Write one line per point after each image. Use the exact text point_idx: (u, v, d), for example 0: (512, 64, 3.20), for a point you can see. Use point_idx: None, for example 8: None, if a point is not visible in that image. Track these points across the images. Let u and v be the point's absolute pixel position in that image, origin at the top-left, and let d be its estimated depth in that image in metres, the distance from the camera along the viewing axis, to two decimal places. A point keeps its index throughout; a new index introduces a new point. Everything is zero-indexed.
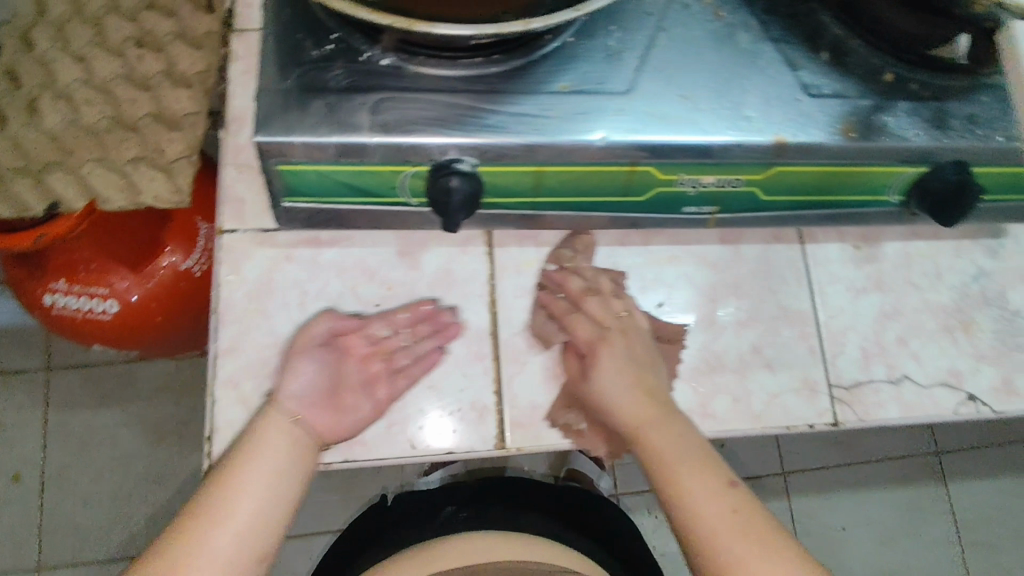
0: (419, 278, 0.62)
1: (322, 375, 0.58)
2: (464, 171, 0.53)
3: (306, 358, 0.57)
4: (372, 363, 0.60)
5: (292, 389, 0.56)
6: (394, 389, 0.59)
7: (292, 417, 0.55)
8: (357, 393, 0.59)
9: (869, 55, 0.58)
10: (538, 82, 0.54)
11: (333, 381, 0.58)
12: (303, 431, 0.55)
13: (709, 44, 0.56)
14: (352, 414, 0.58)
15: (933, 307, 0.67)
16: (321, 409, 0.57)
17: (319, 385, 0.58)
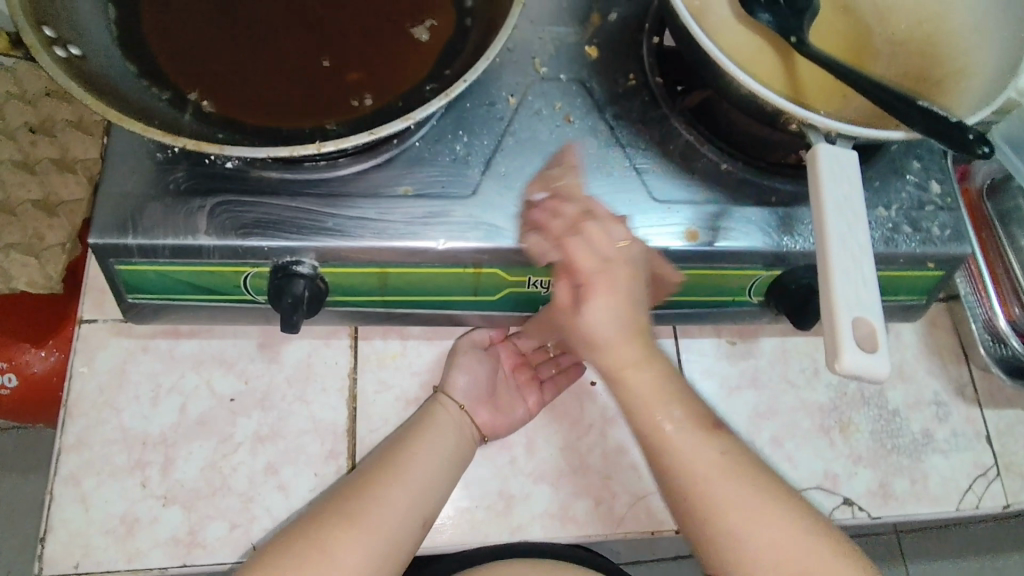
0: (278, 372, 0.61)
1: (484, 377, 0.63)
2: (305, 273, 0.53)
3: (466, 361, 0.62)
4: (523, 375, 0.65)
5: (459, 387, 0.61)
6: (542, 399, 0.63)
7: (460, 408, 0.61)
8: (513, 398, 0.63)
9: (717, 160, 0.59)
10: (382, 185, 0.55)
11: (489, 381, 0.63)
12: (468, 421, 0.60)
13: (557, 149, 0.58)
14: (510, 413, 0.62)
15: (810, 406, 0.66)
16: (483, 407, 0.62)
17: (481, 385, 0.63)
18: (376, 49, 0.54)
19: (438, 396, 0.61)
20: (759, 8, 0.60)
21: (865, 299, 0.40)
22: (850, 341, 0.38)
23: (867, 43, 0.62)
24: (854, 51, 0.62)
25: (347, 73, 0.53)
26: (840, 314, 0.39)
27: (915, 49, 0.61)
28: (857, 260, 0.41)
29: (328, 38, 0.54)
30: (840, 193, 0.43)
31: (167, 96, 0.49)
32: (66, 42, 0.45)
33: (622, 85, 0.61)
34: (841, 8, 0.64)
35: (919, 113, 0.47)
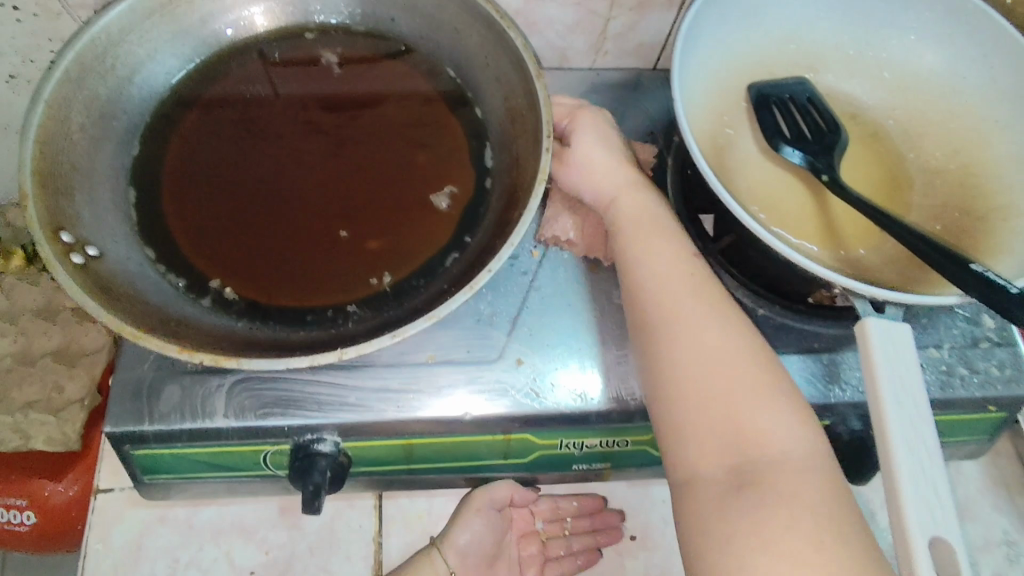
0: (300, 539, 0.58)
1: (487, 544, 0.58)
2: (326, 450, 0.51)
3: (473, 519, 0.56)
4: (530, 544, 0.61)
5: (458, 544, 0.56)
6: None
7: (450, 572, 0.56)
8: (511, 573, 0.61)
9: (754, 303, 0.56)
10: (406, 352, 0.53)
11: (493, 549, 0.59)
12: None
13: (584, 301, 0.56)
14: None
15: None
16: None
17: (482, 547, 0.58)
18: (398, 217, 0.53)
19: (434, 549, 0.56)
20: (786, 144, 0.58)
21: (939, 515, 0.36)
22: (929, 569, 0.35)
23: (902, 173, 0.60)
24: (890, 182, 0.59)
25: (369, 243, 0.51)
26: (915, 539, 0.35)
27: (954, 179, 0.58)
28: (926, 466, 0.38)
29: (349, 205, 0.53)
30: (898, 383, 0.40)
31: (185, 285, 0.48)
32: (84, 243, 0.44)
33: None
34: (871, 135, 0.62)
35: (974, 280, 0.44)
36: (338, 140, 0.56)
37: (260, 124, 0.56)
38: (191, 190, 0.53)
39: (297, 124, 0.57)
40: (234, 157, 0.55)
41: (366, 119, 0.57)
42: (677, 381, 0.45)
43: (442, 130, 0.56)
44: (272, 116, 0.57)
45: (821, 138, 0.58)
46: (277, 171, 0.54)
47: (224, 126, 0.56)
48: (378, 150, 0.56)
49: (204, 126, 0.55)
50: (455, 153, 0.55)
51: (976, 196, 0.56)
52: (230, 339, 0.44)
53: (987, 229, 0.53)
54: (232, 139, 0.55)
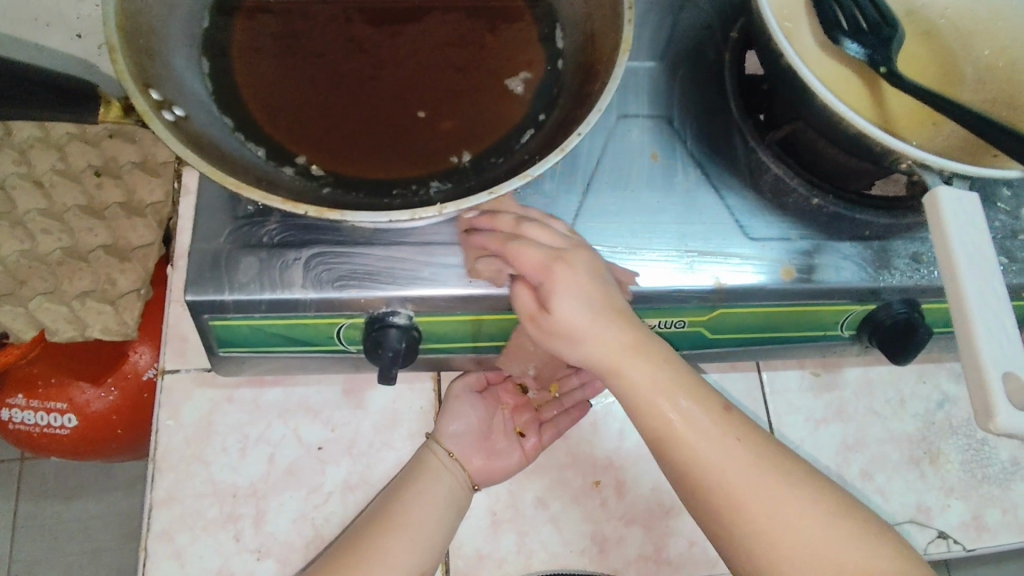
0: (364, 419, 0.61)
1: (476, 420, 0.61)
2: (401, 323, 0.53)
3: (461, 405, 0.61)
4: (523, 412, 0.62)
5: (450, 432, 0.60)
6: (542, 438, 0.61)
7: (451, 456, 0.58)
8: (509, 440, 0.61)
9: (809, 195, 0.58)
10: (475, 233, 0.54)
11: (484, 424, 0.61)
12: (460, 469, 0.58)
13: (646, 187, 0.57)
14: (505, 459, 0.60)
15: (899, 437, 0.65)
16: (477, 453, 0.59)
17: (475, 428, 0.60)
18: (468, 97, 0.52)
19: (430, 440, 0.59)
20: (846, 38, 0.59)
21: (1012, 352, 0.39)
22: (1004, 399, 0.38)
23: (955, 70, 0.61)
24: (942, 81, 0.61)
25: (443, 120, 0.51)
26: (990, 372, 0.38)
27: (1005, 76, 0.60)
28: (999, 313, 0.40)
29: (417, 86, 0.53)
30: (969, 241, 0.42)
31: (267, 154, 0.48)
32: (171, 104, 0.44)
33: (704, 119, 0.60)
34: (924, 33, 0.63)
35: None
36: (400, 25, 0.55)
37: (307, 19, 0.55)
38: (258, 75, 0.52)
39: (342, 8, 0.56)
40: (293, 48, 0.54)
41: (422, 1, 0.56)
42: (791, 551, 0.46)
43: (506, 12, 0.56)
44: (320, 11, 0.55)
45: (877, 32, 0.59)
46: (341, 57, 0.54)
47: (273, 22, 0.55)
48: (441, 33, 0.55)
49: (256, 21, 0.55)
50: (522, 34, 0.55)
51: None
52: (325, 200, 0.45)
53: None
54: (288, 32, 0.55)
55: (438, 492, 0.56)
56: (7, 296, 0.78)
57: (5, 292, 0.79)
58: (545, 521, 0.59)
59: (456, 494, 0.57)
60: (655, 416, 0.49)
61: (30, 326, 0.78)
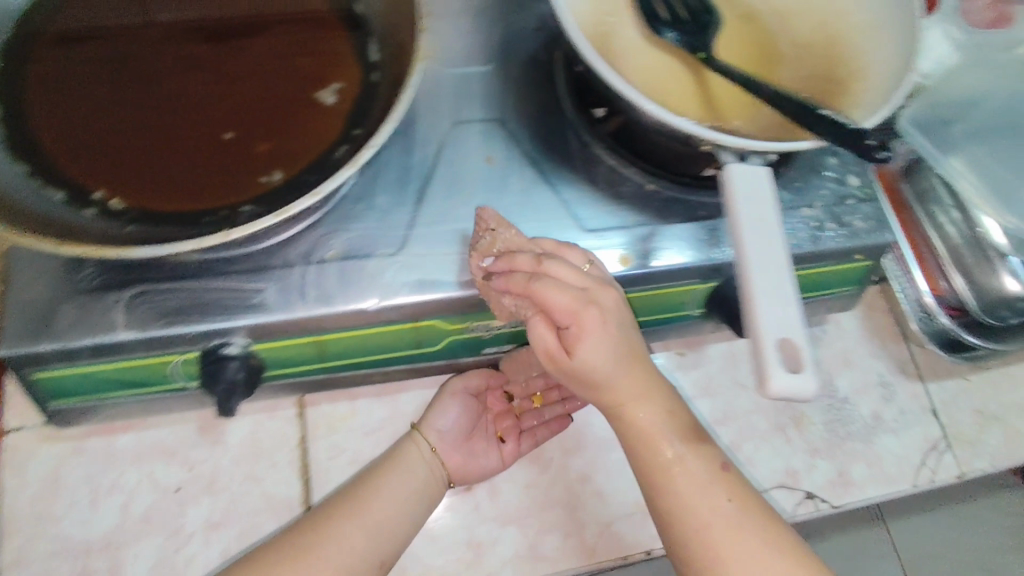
0: (224, 454, 0.59)
1: (465, 420, 0.61)
2: (234, 353, 0.52)
3: (450, 405, 0.61)
4: (503, 420, 0.63)
5: (437, 427, 0.60)
6: (519, 446, 0.62)
7: (431, 450, 0.59)
8: (487, 444, 0.61)
9: (643, 181, 0.60)
10: (305, 254, 0.54)
11: (469, 425, 0.61)
12: (437, 465, 0.59)
13: (480, 190, 0.57)
14: (482, 461, 0.60)
15: (763, 406, 0.67)
16: (459, 451, 0.60)
17: (462, 429, 0.61)
18: (284, 118, 0.52)
19: (415, 434, 0.60)
20: (663, 28, 0.61)
21: (786, 317, 0.40)
22: (776, 361, 0.39)
23: (773, 50, 0.64)
24: (762, 61, 0.63)
25: (256, 143, 0.51)
26: (766, 336, 0.40)
27: (819, 48, 0.62)
28: (778, 281, 0.41)
29: (232, 111, 0.52)
30: (753, 212, 0.44)
31: (65, 195, 0.46)
32: None
33: (538, 116, 0.61)
34: (744, 15, 0.65)
35: (826, 120, 0.48)
36: (214, 50, 0.54)
37: (127, 44, 0.54)
38: (60, 109, 0.50)
39: (170, 34, 0.54)
40: (110, 79, 0.52)
41: (243, 25, 0.56)
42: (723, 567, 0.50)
43: (325, 31, 0.55)
44: (143, 40, 0.54)
45: (696, 21, 0.62)
46: (151, 86, 0.52)
47: (91, 50, 0.53)
48: (258, 56, 0.54)
49: (70, 52, 0.53)
50: (339, 50, 0.55)
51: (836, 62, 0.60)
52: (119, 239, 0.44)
53: (846, 91, 0.58)
54: (102, 62, 0.53)
55: (415, 482, 0.57)
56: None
57: None
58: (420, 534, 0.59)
59: (429, 488, 0.57)
60: (647, 443, 0.53)
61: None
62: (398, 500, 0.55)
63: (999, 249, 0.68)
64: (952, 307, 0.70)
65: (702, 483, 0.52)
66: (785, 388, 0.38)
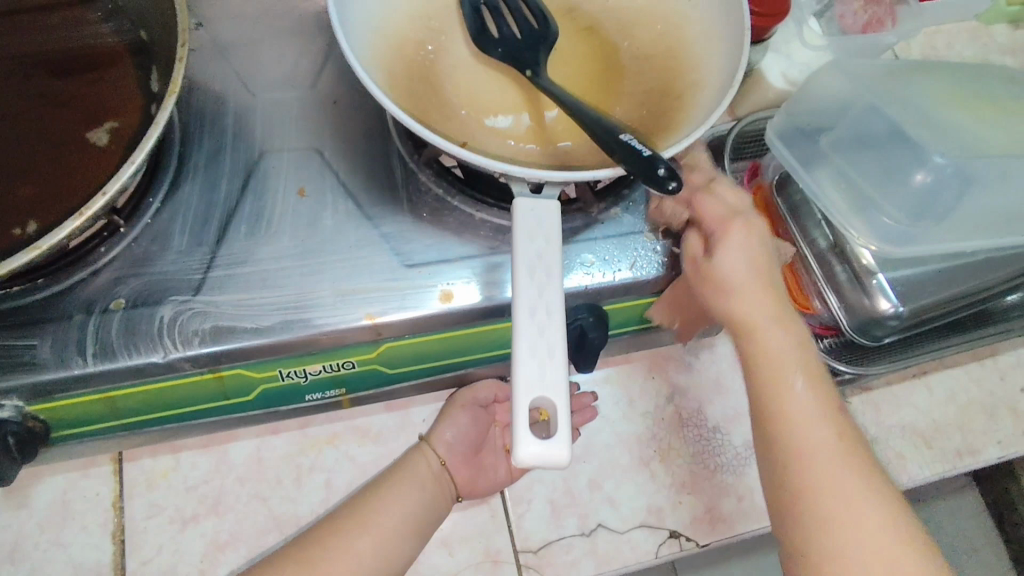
0: (26, 519, 0.54)
1: (473, 434, 0.61)
2: (1, 416, 0.47)
3: (461, 415, 0.60)
4: (513, 432, 0.64)
5: (444, 439, 0.60)
6: (524, 461, 0.60)
7: (440, 463, 0.58)
8: (497, 457, 0.62)
9: (473, 210, 0.56)
10: (87, 304, 0.49)
11: (476, 438, 0.61)
12: (448, 478, 0.58)
13: (289, 227, 0.54)
14: (492, 473, 0.60)
15: (628, 439, 0.63)
16: (465, 465, 0.59)
17: (467, 443, 0.60)
18: (54, 159, 0.48)
19: (422, 446, 0.59)
20: (490, 45, 0.57)
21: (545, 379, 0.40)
22: (527, 428, 0.39)
23: (616, 64, 0.60)
24: (603, 75, 0.59)
25: (16, 187, 0.47)
26: (523, 399, 0.40)
27: (660, 59, 0.58)
28: (540, 327, 0.41)
29: (6, 150, 0.48)
30: (534, 255, 0.42)
31: None
32: None
33: (361, 145, 0.57)
34: (588, 28, 0.62)
35: (622, 149, 0.45)
36: (13, 82, 0.50)
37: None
38: None
39: None
40: None
41: (52, 61, 0.51)
42: (813, 497, 0.48)
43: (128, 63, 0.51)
44: None
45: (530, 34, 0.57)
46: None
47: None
48: (61, 90, 0.50)
49: None
50: (132, 83, 0.50)
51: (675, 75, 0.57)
52: None
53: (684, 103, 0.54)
54: None
55: (426, 482, 0.56)
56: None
57: None
58: None
59: (439, 498, 0.56)
60: (772, 375, 0.51)
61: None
62: (410, 497, 0.54)
63: (868, 267, 0.65)
64: (824, 326, 0.68)
65: (810, 412, 0.50)
66: (534, 456, 0.39)
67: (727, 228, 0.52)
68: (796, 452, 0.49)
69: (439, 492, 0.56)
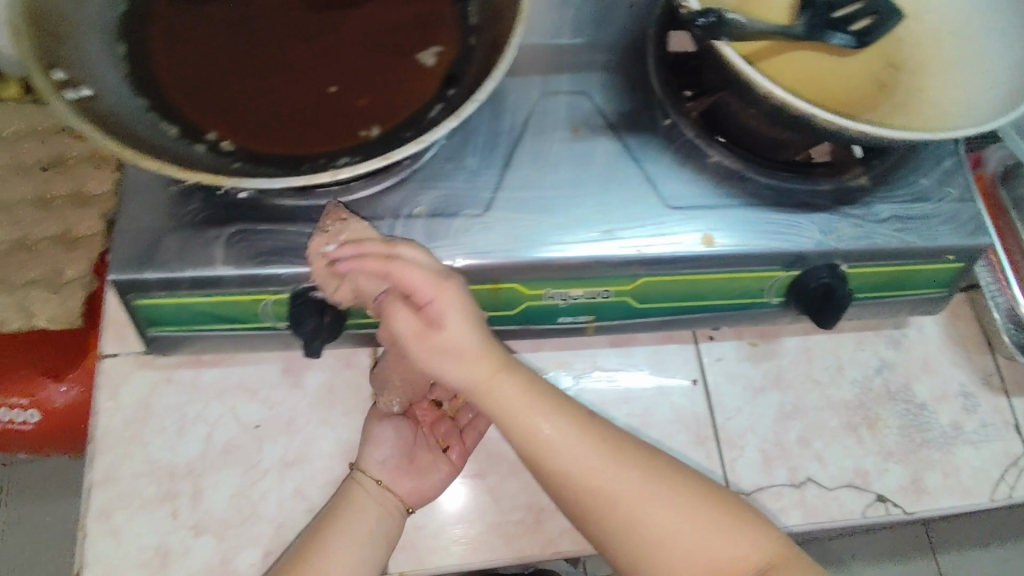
0: (301, 396, 0.62)
1: (400, 444, 0.60)
2: (323, 298, 0.53)
3: (383, 429, 0.60)
4: (441, 425, 0.63)
5: (376, 459, 0.59)
6: (467, 445, 0.61)
7: (379, 485, 0.58)
8: (434, 455, 0.61)
9: (732, 158, 0.59)
10: (397, 209, 0.55)
11: (407, 444, 0.61)
12: (392, 495, 0.58)
13: (566, 157, 0.58)
14: (434, 475, 0.60)
15: (836, 404, 0.66)
16: (404, 476, 0.59)
17: (399, 455, 0.60)
18: (383, 76, 0.53)
19: (353, 473, 0.58)
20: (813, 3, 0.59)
21: None
22: None
23: (895, 53, 0.62)
24: (883, 51, 0.62)
25: (357, 98, 0.52)
26: None
27: (931, 53, 0.61)
28: None
29: (320, 66, 0.53)
30: None
31: (179, 130, 0.49)
32: (76, 82, 0.45)
33: (629, 93, 0.61)
34: (912, 10, 0.63)
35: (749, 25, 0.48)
36: (304, 13, 0.56)
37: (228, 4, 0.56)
38: (167, 56, 0.53)
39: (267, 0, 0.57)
40: (220, 40, 0.55)
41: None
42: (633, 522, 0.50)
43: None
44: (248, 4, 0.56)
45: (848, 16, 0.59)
46: (248, 42, 0.55)
47: (197, 18, 0.56)
48: (345, 20, 0.56)
49: (190, 11, 0.56)
50: (443, 16, 0.56)
51: (954, 83, 0.59)
52: (234, 174, 0.46)
53: (897, 109, 0.58)
54: (221, 19, 0.56)
55: (372, 522, 0.56)
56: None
57: None
58: (483, 493, 0.60)
59: (388, 521, 0.56)
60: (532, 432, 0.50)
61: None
62: (359, 552, 0.54)
63: None
64: None
65: (574, 438, 0.50)
66: None
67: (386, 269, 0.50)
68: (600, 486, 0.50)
69: (385, 539, 0.56)
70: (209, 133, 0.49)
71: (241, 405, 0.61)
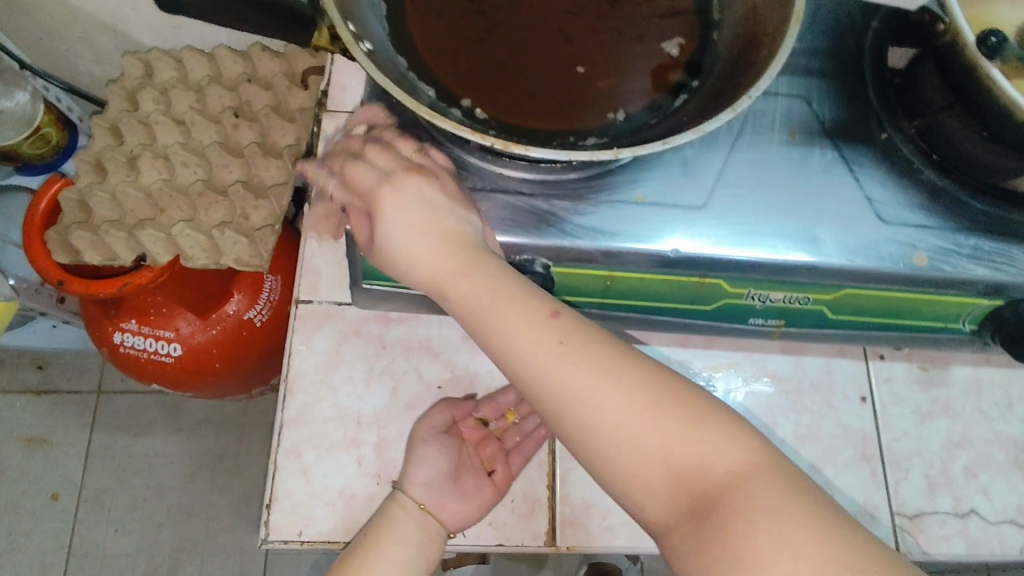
0: (483, 363, 0.64)
1: (447, 464, 0.58)
2: (537, 271, 0.55)
3: (428, 452, 0.58)
4: (487, 446, 0.61)
5: (419, 481, 0.57)
6: (509, 467, 0.60)
7: (421, 509, 0.56)
8: (480, 478, 0.59)
9: (945, 181, 0.58)
10: (616, 194, 0.56)
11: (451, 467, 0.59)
12: (433, 520, 0.56)
13: (783, 162, 0.58)
14: (478, 499, 0.58)
15: (1004, 439, 0.65)
16: (449, 499, 0.57)
17: (443, 477, 0.58)
18: (622, 61, 0.55)
19: (398, 492, 0.56)
20: None
21: None
22: None
23: None
24: None
25: (600, 81, 0.54)
26: None
27: None
28: None
29: (562, 46, 0.55)
30: None
31: (439, 97, 0.51)
32: (361, 37, 0.48)
33: (845, 102, 0.61)
34: None
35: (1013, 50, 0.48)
36: None
37: None
38: (418, 18, 0.55)
39: None
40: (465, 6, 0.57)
41: None
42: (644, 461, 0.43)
43: None
44: None
45: None
46: (490, 9, 0.57)
47: None
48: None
49: None
50: (680, 9, 0.57)
51: None
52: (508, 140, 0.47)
53: None
54: None
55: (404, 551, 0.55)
56: (113, 223, 0.77)
57: (146, 218, 0.78)
58: None
59: (426, 546, 0.56)
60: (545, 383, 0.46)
61: (130, 250, 0.76)
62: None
63: None
64: None
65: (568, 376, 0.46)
66: None
67: (380, 194, 0.50)
68: (566, 402, 0.45)
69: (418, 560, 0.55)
70: (465, 100, 0.52)
71: (427, 366, 0.63)
